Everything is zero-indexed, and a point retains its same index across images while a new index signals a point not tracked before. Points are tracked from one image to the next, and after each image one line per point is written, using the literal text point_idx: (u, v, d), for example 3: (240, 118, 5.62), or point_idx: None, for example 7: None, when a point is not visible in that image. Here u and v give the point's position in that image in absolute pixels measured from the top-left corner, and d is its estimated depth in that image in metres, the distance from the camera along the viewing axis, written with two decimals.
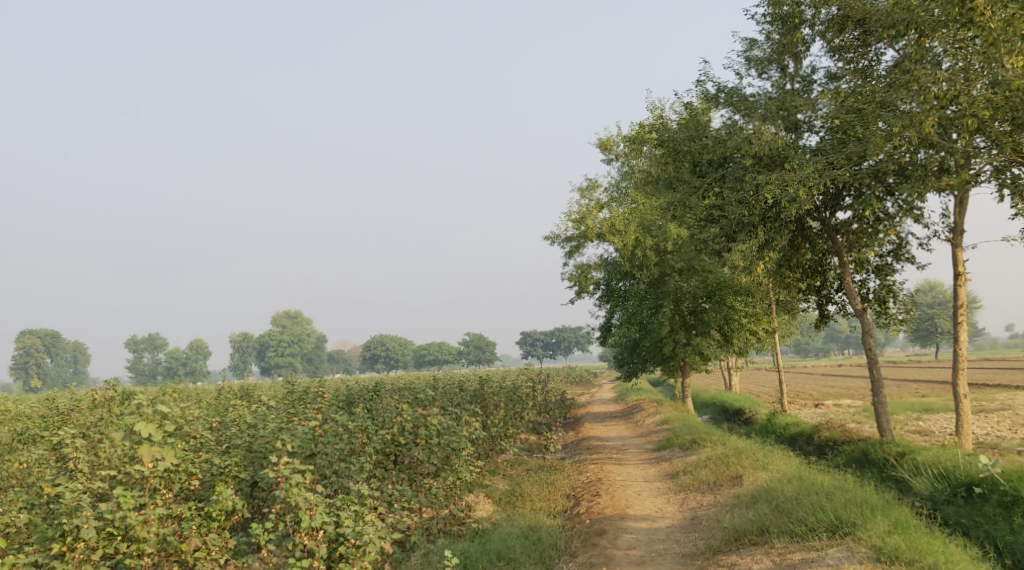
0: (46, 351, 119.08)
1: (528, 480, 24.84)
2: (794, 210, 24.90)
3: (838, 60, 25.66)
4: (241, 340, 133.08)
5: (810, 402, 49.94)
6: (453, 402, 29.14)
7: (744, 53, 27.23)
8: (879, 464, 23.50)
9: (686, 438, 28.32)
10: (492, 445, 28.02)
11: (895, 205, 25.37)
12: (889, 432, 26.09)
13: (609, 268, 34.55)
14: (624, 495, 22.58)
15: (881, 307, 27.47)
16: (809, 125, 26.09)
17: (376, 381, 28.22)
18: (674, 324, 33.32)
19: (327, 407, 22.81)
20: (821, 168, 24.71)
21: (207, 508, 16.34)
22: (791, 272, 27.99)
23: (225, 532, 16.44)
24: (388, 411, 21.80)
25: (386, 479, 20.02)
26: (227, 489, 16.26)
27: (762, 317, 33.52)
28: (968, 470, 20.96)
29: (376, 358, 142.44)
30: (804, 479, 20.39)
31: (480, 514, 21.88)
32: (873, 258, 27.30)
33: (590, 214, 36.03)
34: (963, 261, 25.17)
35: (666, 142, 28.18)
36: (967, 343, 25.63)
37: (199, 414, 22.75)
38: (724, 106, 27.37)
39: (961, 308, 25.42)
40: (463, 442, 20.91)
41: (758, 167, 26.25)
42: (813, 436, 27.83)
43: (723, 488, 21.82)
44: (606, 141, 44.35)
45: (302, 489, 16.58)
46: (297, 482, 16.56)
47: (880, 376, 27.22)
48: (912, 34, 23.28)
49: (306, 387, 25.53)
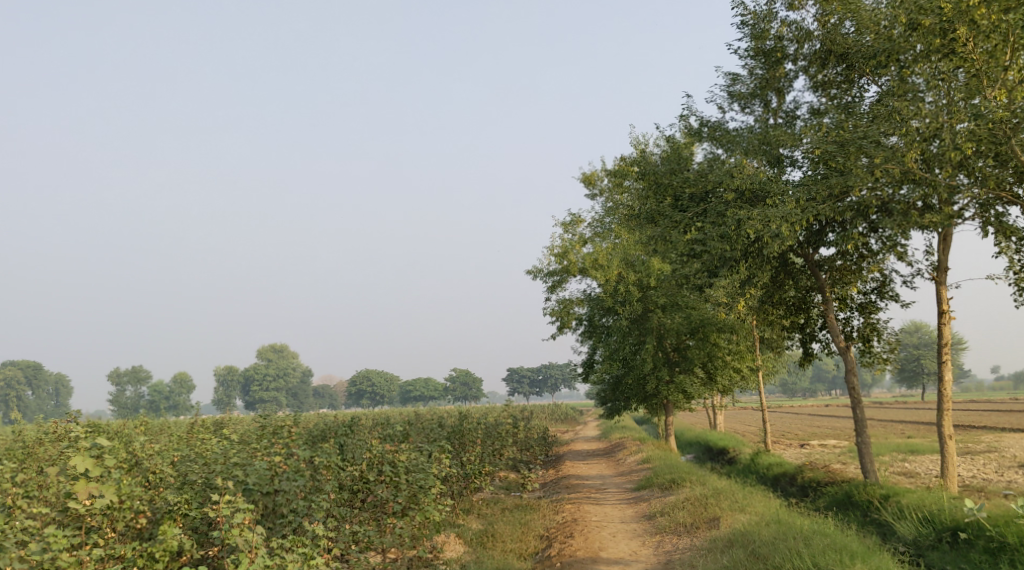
0: (27, 384, 117.81)
1: (502, 520, 24.05)
2: (776, 246, 24.34)
3: (822, 95, 25.20)
4: (227, 374, 132.17)
5: (796, 442, 49.26)
6: (427, 438, 28.34)
7: (726, 87, 26.80)
8: (863, 507, 22.77)
9: (666, 478, 27.58)
10: (467, 483, 27.22)
11: (878, 242, 24.90)
12: (873, 474, 25.40)
13: (591, 303, 33.66)
14: (598, 537, 21.80)
15: (865, 346, 26.88)
16: (792, 159, 25.64)
17: (351, 416, 27.40)
18: (657, 360, 32.64)
19: (294, 442, 22.05)
20: (803, 204, 24.21)
21: (151, 548, 15.46)
22: (773, 308, 27.45)
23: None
24: (356, 447, 21.04)
25: (350, 519, 19.21)
26: (172, 528, 15.46)
27: (746, 354, 33.32)
28: (954, 514, 20.34)
29: (362, 393, 141.32)
30: (782, 523, 19.67)
31: (448, 555, 21.09)
32: (857, 295, 26.75)
33: (573, 247, 35.35)
34: (948, 299, 24.66)
35: (647, 175, 27.65)
36: (952, 384, 25.02)
37: (162, 449, 21.90)
38: (706, 140, 26.94)
39: (946, 347, 24.86)
40: (430, 479, 20.07)
41: (739, 202, 25.63)
42: (796, 476, 27.14)
43: (700, 531, 21.04)
44: (591, 176, 43.88)
45: (243, 531, 15.92)
46: (238, 523, 15.88)
47: (864, 416, 26.58)
48: (893, 68, 22.97)
49: (276, 422, 24.73)
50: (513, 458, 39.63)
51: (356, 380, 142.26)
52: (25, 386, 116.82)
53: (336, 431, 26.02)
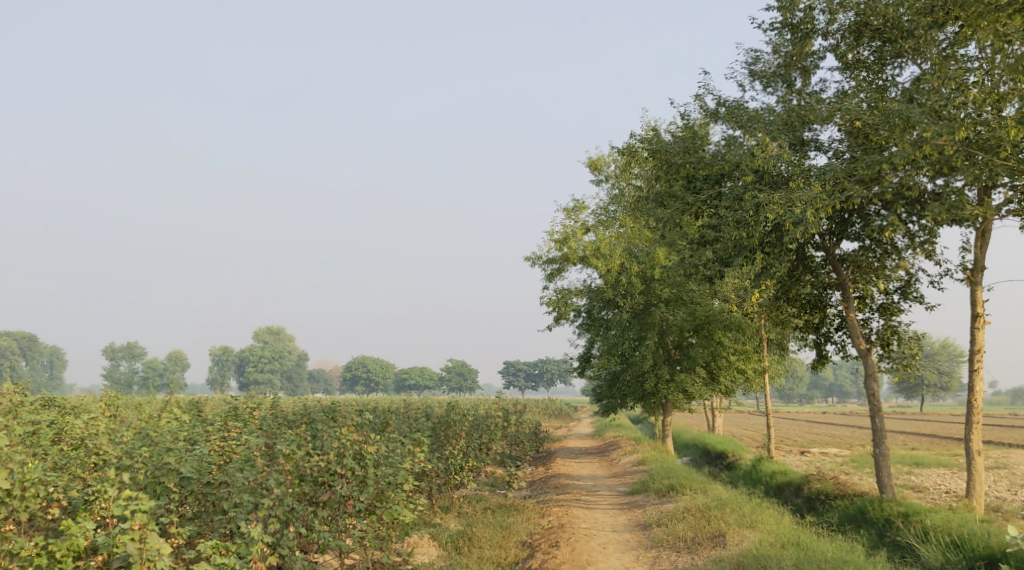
0: (20, 355, 115.79)
1: (481, 522, 21.73)
2: (798, 234, 21.81)
3: (851, 77, 22.68)
4: (221, 354, 130.13)
5: (796, 448, 46.91)
6: (408, 428, 25.95)
7: (747, 66, 24.36)
8: (879, 526, 20.43)
9: (663, 483, 25.23)
10: (446, 480, 24.76)
11: (908, 236, 22.54)
12: (890, 490, 23.09)
13: (589, 295, 31.34)
14: (587, 549, 19.46)
15: (885, 350, 24.46)
16: (816, 143, 23.21)
17: (327, 402, 24.96)
18: (658, 357, 30.30)
19: (257, 429, 19.69)
20: (831, 188, 21.77)
21: (53, 548, 13.44)
22: (788, 306, 24.84)
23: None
24: (323, 435, 18.69)
25: (305, 517, 16.88)
26: (75, 526, 13.35)
27: (752, 355, 30.78)
28: (989, 542, 18.18)
29: (356, 379, 139.16)
30: (802, 547, 17.49)
31: (419, 560, 18.96)
32: (878, 295, 24.38)
33: (574, 235, 32.81)
34: (983, 301, 22.28)
35: (658, 154, 24.79)
36: (983, 393, 22.64)
37: (113, 428, 19.53)
38: (723, 120, 24.06)
39: (979, 354, 22.45)
40: (401, 476, 17.82)
41: (759, 185, 23.15)
42: (802, 487, 24.83)
43: (703, 548, 18.69)
44: (597, 161, 41.55)
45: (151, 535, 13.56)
46: (148, 524, 13.56)
47: (883, 426, 24.15)
48: (953, 27, 20.75)
49: (241, 405, 22.37)
50: (501, 453, 37.26)
51: (351, 366, 140.09)
52: (18, 357, 114.65)
53: (308, 417, 23.69)
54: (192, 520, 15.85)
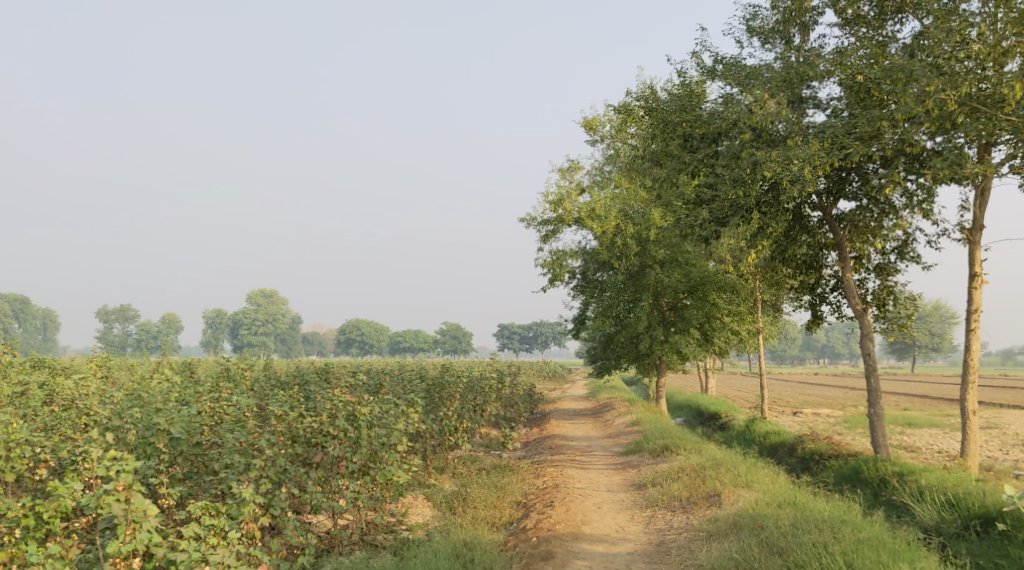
0: (14, 317, 115.41)
1: (476, 482, 21.61)
2: (796, 192, 21.56)
3: (851, 33, 22.32)
4: (215, 316, 129.87)
5: (789, 410, 46.92)
6: (402, 389, 25.78)
7: (745, 22, 24.00)
8: (875, 485, 20.35)
9: (658, 443, 25.12)
10: (441, 441, 24.87)
11: (907, 195, 22.29)
12: (884, 449, 23.00)
13: (585, 256, 31.16)
14: (581, 509, 19.36)
15: (880, 310, 24.29)
16: (815, 101, 22.90)
17: (320, 363, 24.75)
18: (652, 319, 30.06)
19: (248, 389, 19.48)
20: (830, 146, 21.47)
21: (40, 510, 13.33)
22: (783, 266, 24.73)
23: (61, 539, 13.40)
24: (316, 397, 18.50)
25: (297, 478, 16.72)
26: (62, 487, 13.20)
27: (747, 317, 30.59)
28: (985, 501, 18.11)
29: (350, 341, 139.05)
30: (798, 506, 17.40)
31: (411, 521, 18.84)
32: (875, 255, 24.18)
33: (569, 196, 32.49)
34: (981, 261, 22.10)
35: (654, 112, 24.44)
36: (980, 353, 22.51)
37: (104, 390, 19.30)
38: (720, 78, 23.69)
39: (975, 314, 22.31)
40: (394, 437, 17.71)
41: (756, 143, 22.85)
42: (797, 447, 24.74)
43: (698, 508, 18.60)
44: (591, 121, 41.17)
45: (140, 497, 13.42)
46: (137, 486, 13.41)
47: (879, 387, 24.02)
48: None
49: (234, 366, 22.17)
50: (496, 414, 37.18)
51: (345, 329, 139.94)
52: (12, 319, 114.28)
53: (301, 379, 23.48)
54: (183, 481, 15.73)
